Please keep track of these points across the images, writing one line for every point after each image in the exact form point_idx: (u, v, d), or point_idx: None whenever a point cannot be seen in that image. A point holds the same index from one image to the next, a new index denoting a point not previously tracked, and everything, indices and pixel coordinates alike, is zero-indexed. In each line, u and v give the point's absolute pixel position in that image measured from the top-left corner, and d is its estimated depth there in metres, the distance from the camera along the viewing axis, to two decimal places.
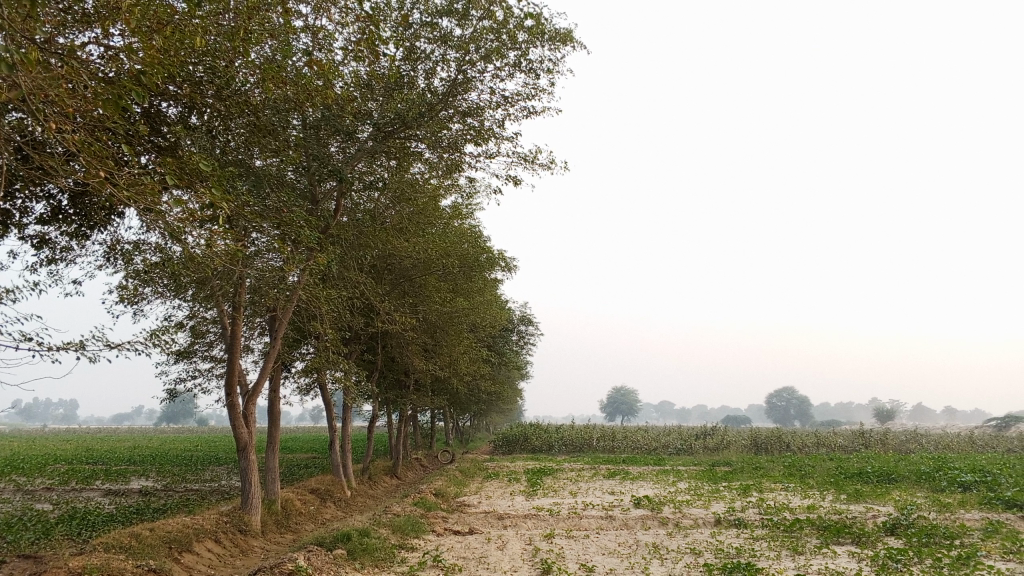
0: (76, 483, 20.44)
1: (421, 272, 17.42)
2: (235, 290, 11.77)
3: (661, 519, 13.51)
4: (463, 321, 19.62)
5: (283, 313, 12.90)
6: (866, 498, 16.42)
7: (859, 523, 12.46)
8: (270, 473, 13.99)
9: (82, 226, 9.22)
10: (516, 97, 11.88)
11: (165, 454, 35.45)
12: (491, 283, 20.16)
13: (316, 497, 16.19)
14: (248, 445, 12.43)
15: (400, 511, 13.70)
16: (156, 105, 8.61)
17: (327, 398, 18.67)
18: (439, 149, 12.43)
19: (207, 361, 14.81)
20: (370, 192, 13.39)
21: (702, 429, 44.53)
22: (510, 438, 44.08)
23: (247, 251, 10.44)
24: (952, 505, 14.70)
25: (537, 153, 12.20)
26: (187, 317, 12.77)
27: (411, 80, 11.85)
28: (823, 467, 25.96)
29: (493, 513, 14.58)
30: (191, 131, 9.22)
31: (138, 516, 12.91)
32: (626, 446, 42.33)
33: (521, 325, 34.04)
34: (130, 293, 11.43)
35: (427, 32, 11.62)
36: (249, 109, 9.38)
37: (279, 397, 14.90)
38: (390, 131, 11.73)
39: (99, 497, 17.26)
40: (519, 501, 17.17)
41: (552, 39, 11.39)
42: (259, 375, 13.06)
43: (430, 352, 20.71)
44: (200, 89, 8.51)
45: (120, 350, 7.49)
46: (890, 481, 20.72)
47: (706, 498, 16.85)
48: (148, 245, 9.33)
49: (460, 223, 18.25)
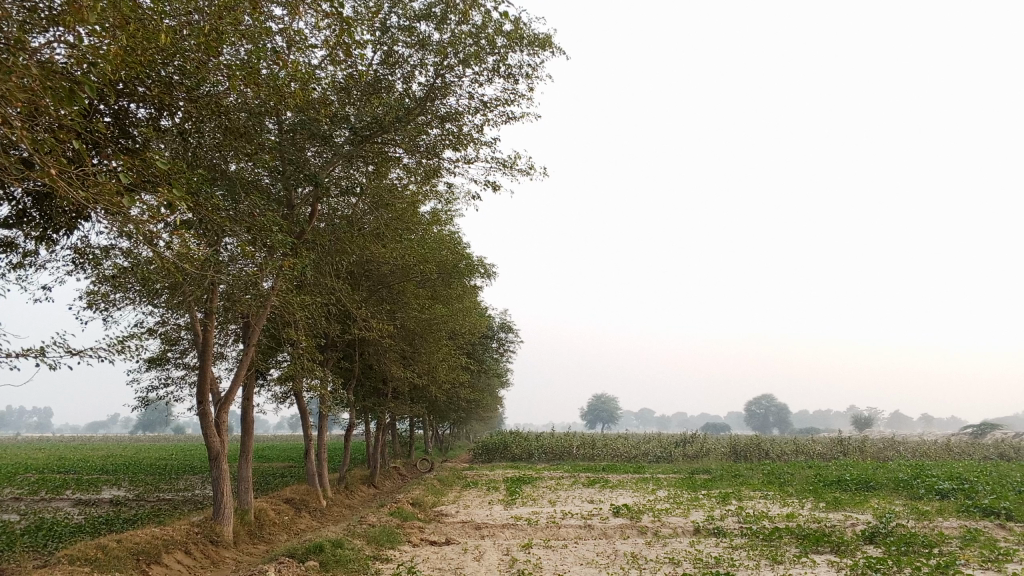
0: (46, 493, 20.05)
1: (399, 278, 17.26)
2: (208, 296, 11.56)
3: (641, 528, 13.41)
4: (442, 328, 19.49)
5: (257, 320, 12.69)
6: (845, 506, 16.40)
7: (838, 531, 12.41)
8: (244, 483, 13.74)
9: (48, 229, 8.98)
10: (495, 102, 11.77)
11: (139, 462, 34.99)
12: (470, 291, 20.04)
13: (291, 507, 15.95)
14: (220, 455, 12.19)
15: (376, 522, 13.51)
16: (124, 107, 8.42)
17: (303, 407, 18.43)
18: (417, 154, 12.29)
19: (179, 368, 14.54)
20: (347, 198, 13.23)
21: (682, 437, 44.57)
22: (490, 446, 43.89)
23: (219, 256, 10.24)
24: (931, 513, 14.71)
25: (516, 159, 12.11)
26: (159, 323, 12.53)
27: (388, 84, 11.73)
28: (803, 474, 25.99)
29: (471, 523, 14.42)
30: (162, 133, 9.03)
31: (107, 528, 12.63)
32: (606, 454, 42.30)
33: (501, 332, 33.92)
34: (100, 299, 11.18)
35: (404, 36, 11.50)
36: (222, 112, 9.21)
37: (254, 405, 14.66)
38: (367, 135, 11.58)
39: (69, 507, 16.91)
40: (498, 510, 17.00)
41: (531, 44, 11.30)
42: (232, 382, 12.84)
43: (408, 360, 20.53)
44: (170, 91, 8.34)
45: (83, 357, 7.29)
46: (868, 489, 20.75)
47: (685, 506, 16.76)
48: (117, 250, 9.12)
49: (440, 229, 18.11)
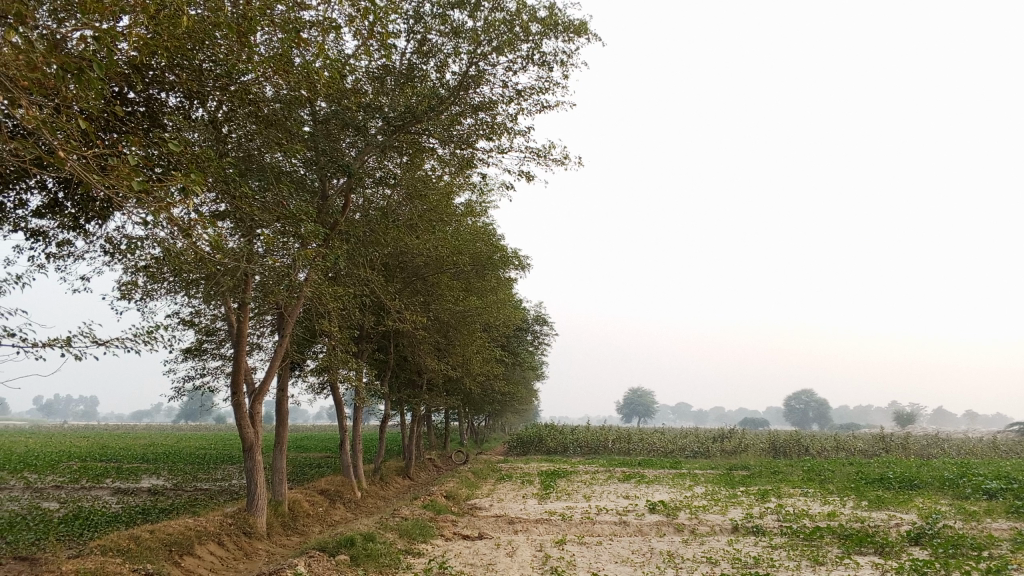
0: (86, 481, 20.30)
1: (434, 270, 17.16)
2: (242, 287, 11.54)
3: (677, 525, 13.15)
4: (477, 321, 19.36)
5: (291, 311, 12.65)
6: (888, 505, 15.99)
7: (883, 532, 12.03)
8: (278, 474, 13.73)
9: (80, 219, 8.99)
10: (530, 91, 11.57)
11: (177, 451, 35.36)
12: (505, 283, 19.86)
13: (326, 498, 15.93)
14: (254, 446, 12.17)
15: (408, 515, 13.41)
16: (155, 96, 8.39)
17: (338, 398, 18.40)
18: (451, 145, 12.09)
19: (215, 358, 14.57)
20: (381, 189, 13.13)
21: (719, 432, 44.02)
22: (525, 439, 43.78)
23: (252, 247, 10.17)
24: (978, 514, 14.25)
25: (550, 148, 11.88)
26: (193, 313, 12.54)
27: (422, 74, 11.61)
28: (844, 471, 25.49)
29: (505, 517, 14.29)
30: (193, 122, 8.99)
31: (142, 517, 12.71)
32: (642, 448, 42.04)
33: (536, 325, 33.72)
34: (136, 289, 11.20)
35: (438, 24, 11.36)
36: (254, 101, 9.15)
37: (287, 396, 14.64)
38: (401, 125, 11.45)
39: (108, 496, 17.10)
40: (531, 504, 16.82)
41: (566, 31, 11.05)
42: (266, 373, 12.82)
43: (443, 352, 20.45)
44: (198, 78, 8.28)
45: (109, 347, 7.22)
46: (913, 487, 20.22)
47: (723, 503, 16.43)
48: (147, 242, 9.11)
49: (474, 221, 17.95)
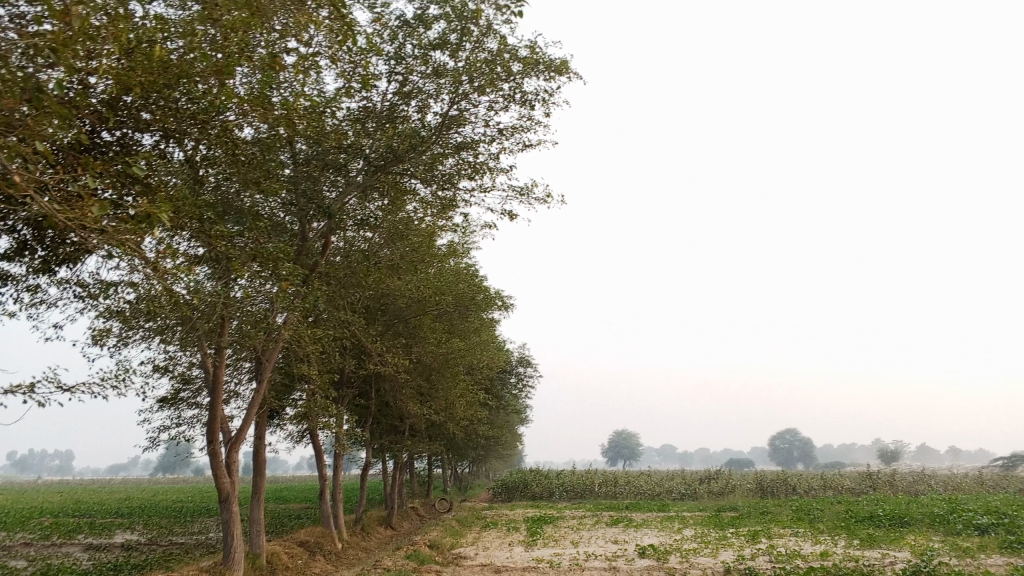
0: (58, 538, 19.63)
1: (416, 312, 16.94)
2: (219, 332, 11.23)
3: (669, 570, 12.81)
4: (460, 363, 19.07)
5: (270, 357, 12.35)
6: (880, 543, 15.75)
7: (878, 571, 11.78)
8: (255, 526, 13.29)
9: (50, 262, 8.70)
10: (512, 130, 11.52)
11: (154, 505, 34.47)
12: (489, 324, 19.65)
13: (306, 550, 15.45)
14: (231, 496, 11.77)
15: (392, 566, 13.00)
16: (129, 134, 7.99)
17: (318, 446, 17.97)
18: (433, 185, 11.95)
19: (191, 406, 14.19)
20: (362, 230, 12.96)
21: (706, 473, 43.65)
22: (510, 484, 43.12)
23: (230, 290, 9.88)
24: (973, 550, 14.03)
25: (533, 187, 11.78)
26: (168, 360, 12.20)
27: (404, 115, 11.53)
28: (833, 510, 25.25)
29: (491, 566, 13.90)
30: (170, 163, 8.76)
31: (115, 574, 12.22)
32: (629, 492, 41.56)
33: (520, 367, 33.38)
34: (109, 334, 10.87)
35: (419, 66, 11.31)
36: (232, 141, 8.93)
37: (266, 444, 14.25)
38: (382, 165, 11.33)
39: (79, 552, 16.49)
40: (518, 552, 16.45)
41: (547, 69, 11.02)
42: (244, 420, 12.46)
43: (426, 396, 20.11)
44: (174, 116, 8.01)
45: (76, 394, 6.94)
46: (903, 524, 20.01)
47: (714, 545, 16.15)
48: (120, 286, 8.84)
49: (456, 262, 17.78)
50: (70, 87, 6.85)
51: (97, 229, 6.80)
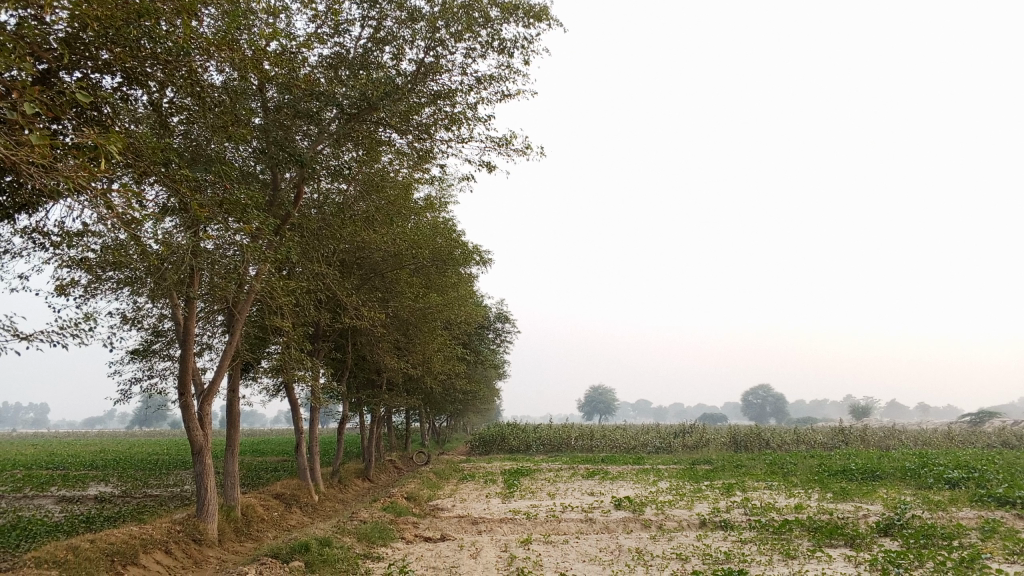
0: (29, 490, 19.41)
1: (392, 266, 16.70)
2: (189, 283, 10.93)
3: (644, 521, 12.85)
4: (437, 318, 18.89)
5: (241, 310, 12.08)
6: (854, 496, 15.91)
7: (852, 523, 11.85)
8: (230, 478, 13.16)
9: (9, 208, 8.33)
10: (489, 79, 11.20)
11: (129, 458, 34.30)
12: (466, 279, 19.44)
13: (281, 502, 15.37)
14: (203, 449, 11.59)
15: (368, 518, 12.94)
16: (89, 77, 7.54)
17: (293, 400, 17.79)
18: (408, 136, 11.63)
19: (162, 359, 13.93)
20: (337, 182, 12.64)
21: (681, 427, 44.04)
22: (487, 438, 43.35)
23: (199, 241, 9.60)
24: (944, 503, 14.21)
25: (512, 137, 11.51)
26: (136, 312, 11.89)
27: (378, 62, 11.17)
28: (806, 464, 25.58)
29: (468, 518, 13.87)
30: (134, 108, 8.32)
31: (85, 526, 12.04)
32: (605, 445, 41.92)
33: (498, 322, 33.30)
34: (74, 285, 10.54)
35: (393, 10, 10.93)
36: (198, 85, 8.53)
37: (239, 397, 14.05)
38: (355, 113, 11.00)
39: (51, 504, 16.31)
40: (495, 504, 16.45)
41: (527, 15, 10.67)
42: (216, 373, 12.24)
43: (402, 350, 19.97)
44: (135, 57, 7.58)
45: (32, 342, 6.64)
46: (875, 478, 20.30)
47: (689, 498, 16.24)
48: (83, 234, 8.52)
49: (434, 216, 17.49)
50: (24, 21, 6.44)
51: (51, 170, 6.45)
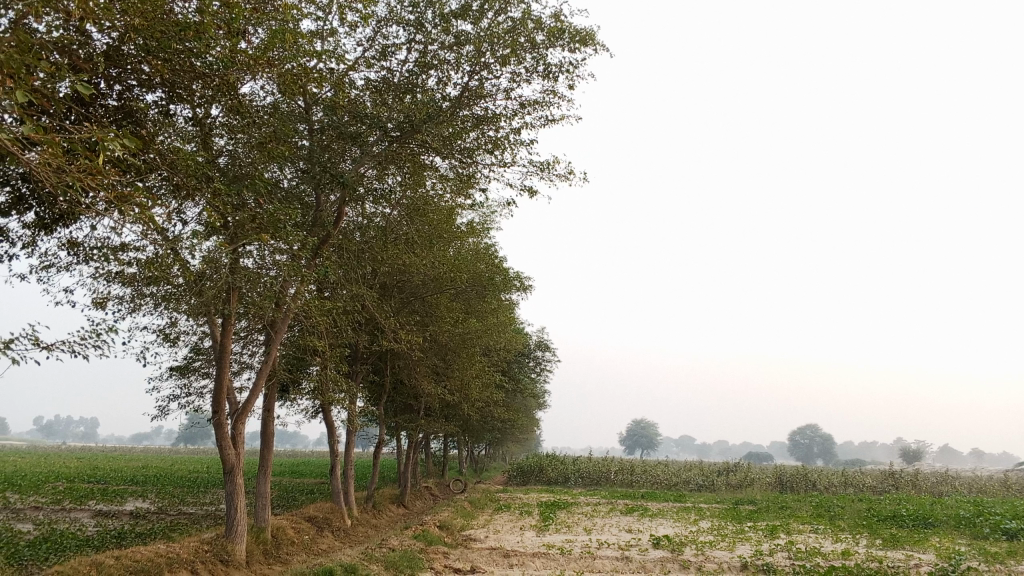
0: (69, 502, 19.54)
1: (433, 290, 16.56)
2: (225, 300, 10.88)
3: (683, 562, 12.36)
4: (476, 344, 18.67)
5: (278, 328, 12.01)
6: (903, 544, 15.21)
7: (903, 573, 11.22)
8: (261, 499, 13.03)
9: (49, 221, 8.35)
10: (533, 104, 11.05)
11: (169, 474, 34.63)
12: (507, 306, 19.21)
13: (312, 526, 15.21)
14: (235, 469, 11.46)
15: (397, 546, 12.68)
16: (132, 93, 7.56)
17: (330, 422, 17.68)
18: (451, 160, 11.50)
19: (200, 375, 13.91)
20: (378, 205, 12.58)
21: (725, 465, 43.02)
22: (525, 468, 42.92)
23: (237, 258, 9.54)
24: (1002, 555, 13.45)
25: (555, 162, 11.31)
26: (175, 327, 11.87)
27: (422, 85, 11.09)
28: (853, 508, 24.62)
29: (500, 550, 13.51)
30: (177, 123, 8.33)
31: (115, 542, 12.00)
32: (645, 481, 41.15)
33: (539, 351, 32.98)
34: (114, 299, 10.55)
35: (440, 35, 10.87)
36: (240, 103, 8.51)
37: (274, 416, 13.95)
38: (399, 136, 10.92)
39: (87, 518, 16.37)
40: (529, 537, 16.07)
41: (573, 39, 10.50)
42: (251, 392, 12.14)
43: (440, 376, 19.75)
44: (179, 72, 7.59)
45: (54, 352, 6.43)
46: (927, 526, 19.41)
47: (730, 538, 15.69)
48: (120, 248, 8.52)
49: (476, 241, 17.34)
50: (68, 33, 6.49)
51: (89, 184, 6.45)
